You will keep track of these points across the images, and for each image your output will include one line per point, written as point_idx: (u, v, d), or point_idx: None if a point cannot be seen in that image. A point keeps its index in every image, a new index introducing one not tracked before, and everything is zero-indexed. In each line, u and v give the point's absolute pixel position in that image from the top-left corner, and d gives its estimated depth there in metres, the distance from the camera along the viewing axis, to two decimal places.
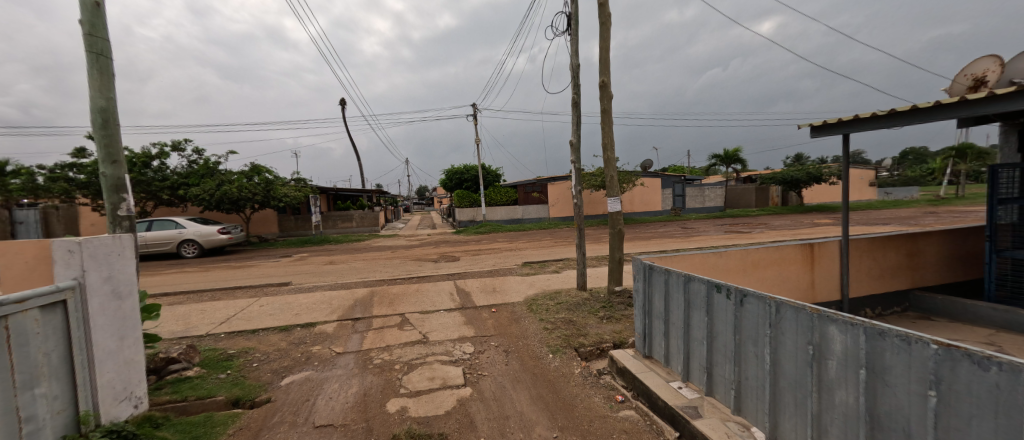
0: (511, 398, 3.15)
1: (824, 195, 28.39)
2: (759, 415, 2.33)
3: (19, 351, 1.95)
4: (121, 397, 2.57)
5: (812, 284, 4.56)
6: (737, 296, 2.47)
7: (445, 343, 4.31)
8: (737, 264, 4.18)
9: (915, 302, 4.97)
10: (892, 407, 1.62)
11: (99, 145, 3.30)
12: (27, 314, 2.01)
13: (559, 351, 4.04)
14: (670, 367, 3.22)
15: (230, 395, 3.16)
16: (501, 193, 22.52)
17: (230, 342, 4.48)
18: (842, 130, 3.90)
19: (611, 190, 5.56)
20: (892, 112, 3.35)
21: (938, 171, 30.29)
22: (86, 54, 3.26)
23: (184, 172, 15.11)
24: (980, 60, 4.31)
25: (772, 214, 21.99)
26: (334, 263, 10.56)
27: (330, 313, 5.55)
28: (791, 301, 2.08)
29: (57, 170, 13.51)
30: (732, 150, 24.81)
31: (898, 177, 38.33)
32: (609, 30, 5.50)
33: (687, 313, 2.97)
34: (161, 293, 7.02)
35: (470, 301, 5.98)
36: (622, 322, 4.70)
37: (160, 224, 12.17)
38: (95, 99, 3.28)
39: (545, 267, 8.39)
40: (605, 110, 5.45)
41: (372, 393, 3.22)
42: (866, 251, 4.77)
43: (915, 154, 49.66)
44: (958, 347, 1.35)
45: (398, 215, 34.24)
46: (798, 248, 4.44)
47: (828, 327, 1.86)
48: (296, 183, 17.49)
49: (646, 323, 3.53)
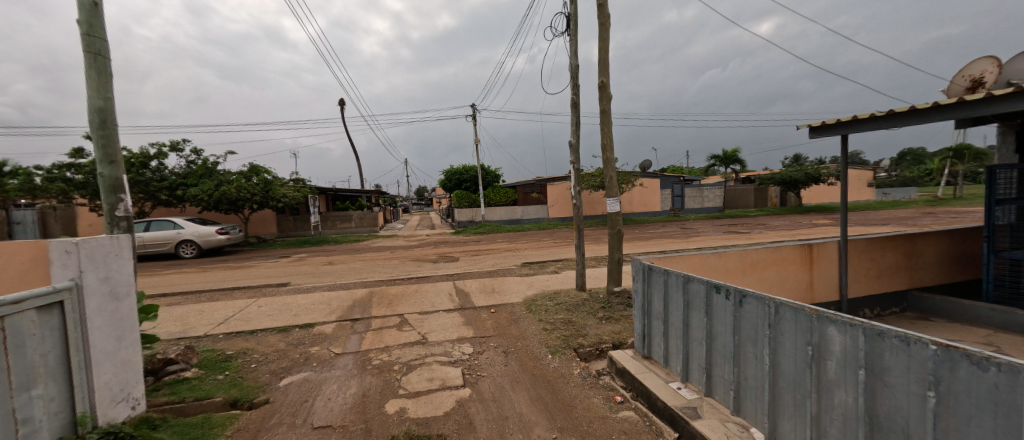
0: (511, 399, 3.15)
1: (822, 195, 28.48)
2: (758, 416, 2.33)
3: (15, 352, 1.94)
4: (118, 399, 2.56)
5: (811, 284, 4.56)
6: (736, 297, 2.47)
7: (444, 343, 4.31)
8: (736, 264, 4.19)
9: (914, 302, 4.98)
10: (891, 407, 1.62)
11: (96, 145, 3.29)
12: (23, 315, 2.00)
13: (558, 352, 4.04)
14: (669, 368, 3.22)
15: (228, 396, 3.15)
16: (500, 193, 22.50)
17: (228, 343, 4.46)
18: (840, 131, 3.91)
19: (610, 190, 5.56)
20: (891, 113, 3.36)
21: (935, 171, 30.39)
22: (83, 54, 3.24)
23: (182, 173, 15.06)
24: (978, 61, 4.32)
25: (771, 214, 22.04)
26: (333, 263, 10.56)
27: (329, 313, 5.54)
28: (791, 302, 2.08)
29: (55, 170, 13.46)
30: (731, 150, 24.83)
31: (896, 177, 38.53)
32: (608, 31, 5.50)
33: (686, 313, 2.97)
34: (159, 294, 7.00)
35: (469, 302, 5.97)
36: (621, 322, 4.70)
37: (158, 224, 12.14)
38: (92, 99, 3.27)
39: (545, 268, 8.39)
40: (604, 111, 5.45)
41: (371, 394, 3.21)
42: (865, 252, 4.77)
43: (914, 155, 49.92)
44: (956, 347, 1.35)
45: (397, 215, 34.25)
46: (797, 248, 4.45)
47: (827, 327, 1.87)
48: (295, 184, 17.46)
49: (645, 323, 3.53)
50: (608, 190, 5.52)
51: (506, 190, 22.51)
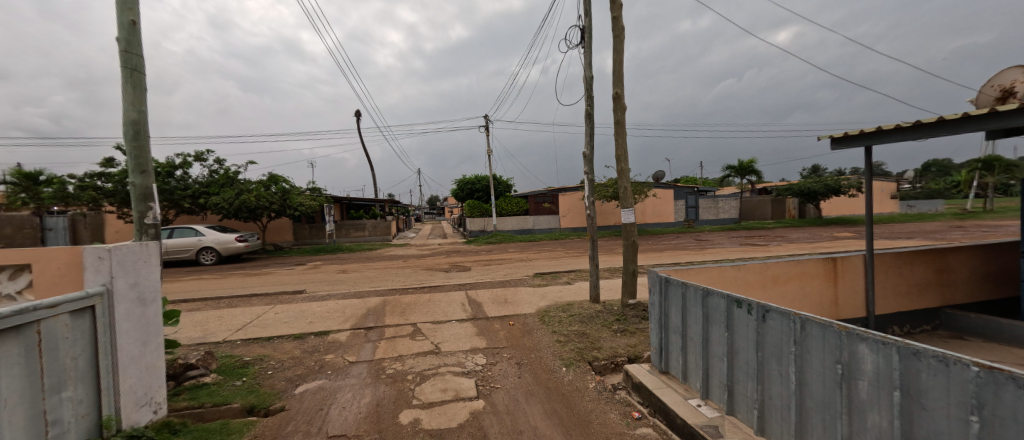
0: (526, 412, 3.09)
1: (841, 208, 27.67)
2: (784, 436, 2.25)
3: (48, 355, 2.01)
4: (142, 403, 2.61)
5: (836, 299, 4.39)
6: (759, 312, 2.40)
7: (457, 354, 4.28)
8: (757, 278, 4.07)
9: (946, 320, 4.73)
10: (930, 431, 1.53)
11: (130, 156, 3.44)
12: (58, 319, 2.07)
13: (572, 364, 3.98)
14: (688, 384, 3.13)
15: (246, 402, 3.18)
16: (512, 202, 22.59)
17: (245, 350, 4.53)
18: (865, 142, 3.83)
19: (624, 201, 5.44)
20: (918, 123, 3.28)
21: (963, 184, 29.11)
22: (121, 70, 3.42)
23: (204, 182, 15.43)
24: (1007, 71, 4.18)
25: (788, 227, 21.54)
26: (346, 272, 10.70)
27: (342, 322, 5.57)
28: (818, 318, 2.01)
29: (86, 179, 14.04)
30: (747, 161, 24.41)
31: (920, 190, 37.45)
32: (622, 43, 5.54)
33: (706, 327, 2.89)
34: (180, 299, 7.17)
35: (482, 312, 5.92)
36: (637, 336, 4.60)
37: (181, 232, 12.52)
38: (128, 112, 3.44)
39: (557, 278, 8.31)
40: (619, 121, 5.45)
41: (384, 403, 3.21)
42: (892, 266, 4.59)
43: (938, 166, 48.21)
44: (1001, 370, 1.28)
45: (409, 225, 34.78)
46: (820, 261, 4.31)
47: (858, 345, 1.81)
48: (311, 193, 17.88)
49: (662, 337, 3.46)
50: (623, 200, 5.45)
51: (518, 200, 22.76)
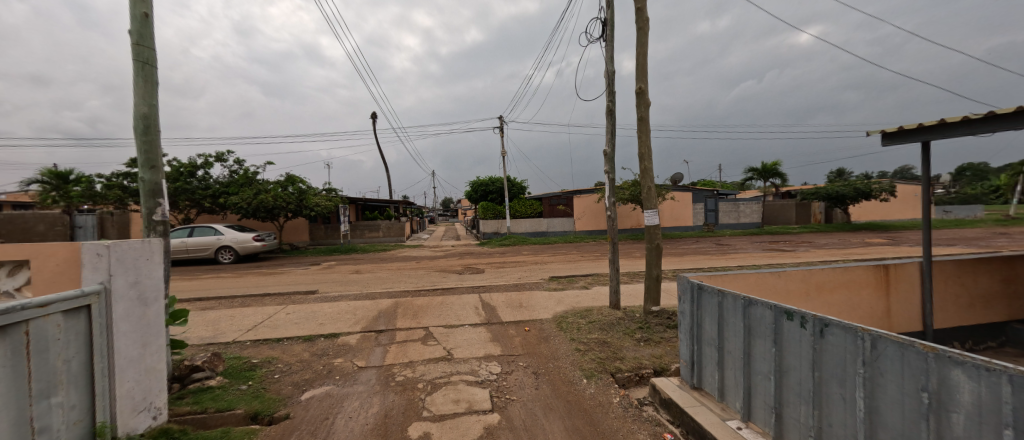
0: (545, 429, 2.84)
1: (871, 212, 26.35)
2: None
3: (37, 357, 1.88)
4: (140, 408, 2.47)
5: (887, 312, 3.99)
6: (815, 326, 2.09)
7: (470, 361, 4.06)
8: (799, 286, 3.72)
9: (1014, 336, 4.26)
10: None
11: (140, 151, 3.36)
12: (48, 319, 1.94)
13: (594, 376, 3.70)
14: (725, 403, 2.82)
15: (250, 408, 3.03)
16: (526, 205, 22.35)
17: (254, 351, 4.41)
18: (923, 137, 3.45)
19: (648, 201, 5.14)
20: (991, 114, 2.89)
21: (1005, 188, 27.42)
22: (133, 63, 3.35)
23: (224, 182, 15.72)
24: None
25: (814, 232, 20.63)
26: (360, 272, 10.63)
27: (353, 324, 5.42)
28: (893, 335, 1.70)
29: (114, 178, 14.50)
30: (770, 163, 23.54)
31: (957, 194, 35.43)
32: (646, 35, 5.26)
33: (748, 340, 2.59)
34: (195, 297, 7.19)
35: (496, 317, 5.69)
36: (662, 346, 4.29)
37: (200, 231, 12.75)
38: (139, 105, 3.36)
39: (573, 283, 8.01)
40: (643, 118, 5.16)
41: (393, 414, 3.01)
42: (951, 276, 4.16)
43: (974, 170, 45.73)
44: None
45: (423, 226, 34.87)
46: (870, 269, 3.92)
47: (950, 371, 1.50)
48: (327, 193, 18.02)
49: (693, 349, 3.16)
50: (646, 201, 5.14)
51: (532, 202, 22.50)
